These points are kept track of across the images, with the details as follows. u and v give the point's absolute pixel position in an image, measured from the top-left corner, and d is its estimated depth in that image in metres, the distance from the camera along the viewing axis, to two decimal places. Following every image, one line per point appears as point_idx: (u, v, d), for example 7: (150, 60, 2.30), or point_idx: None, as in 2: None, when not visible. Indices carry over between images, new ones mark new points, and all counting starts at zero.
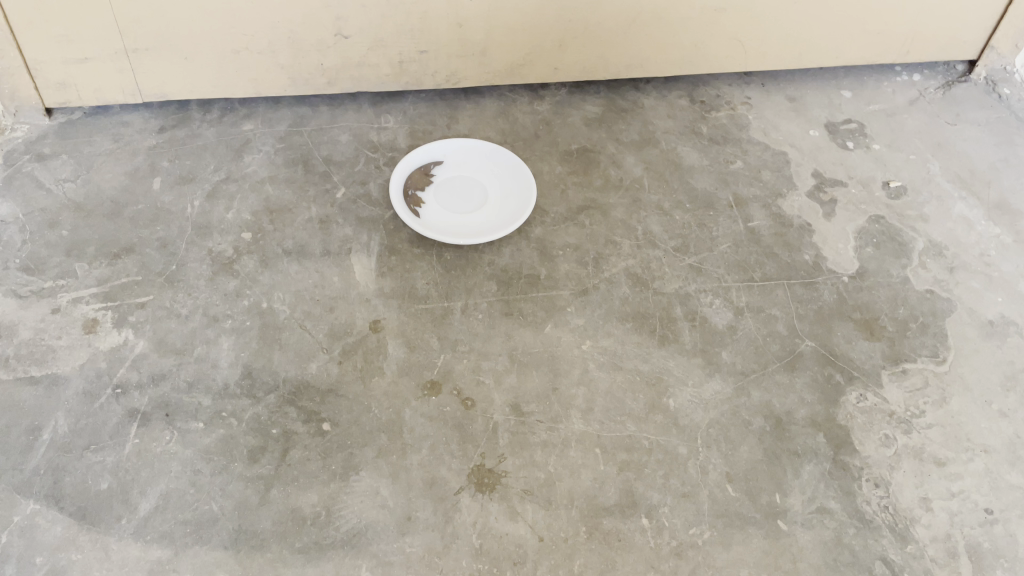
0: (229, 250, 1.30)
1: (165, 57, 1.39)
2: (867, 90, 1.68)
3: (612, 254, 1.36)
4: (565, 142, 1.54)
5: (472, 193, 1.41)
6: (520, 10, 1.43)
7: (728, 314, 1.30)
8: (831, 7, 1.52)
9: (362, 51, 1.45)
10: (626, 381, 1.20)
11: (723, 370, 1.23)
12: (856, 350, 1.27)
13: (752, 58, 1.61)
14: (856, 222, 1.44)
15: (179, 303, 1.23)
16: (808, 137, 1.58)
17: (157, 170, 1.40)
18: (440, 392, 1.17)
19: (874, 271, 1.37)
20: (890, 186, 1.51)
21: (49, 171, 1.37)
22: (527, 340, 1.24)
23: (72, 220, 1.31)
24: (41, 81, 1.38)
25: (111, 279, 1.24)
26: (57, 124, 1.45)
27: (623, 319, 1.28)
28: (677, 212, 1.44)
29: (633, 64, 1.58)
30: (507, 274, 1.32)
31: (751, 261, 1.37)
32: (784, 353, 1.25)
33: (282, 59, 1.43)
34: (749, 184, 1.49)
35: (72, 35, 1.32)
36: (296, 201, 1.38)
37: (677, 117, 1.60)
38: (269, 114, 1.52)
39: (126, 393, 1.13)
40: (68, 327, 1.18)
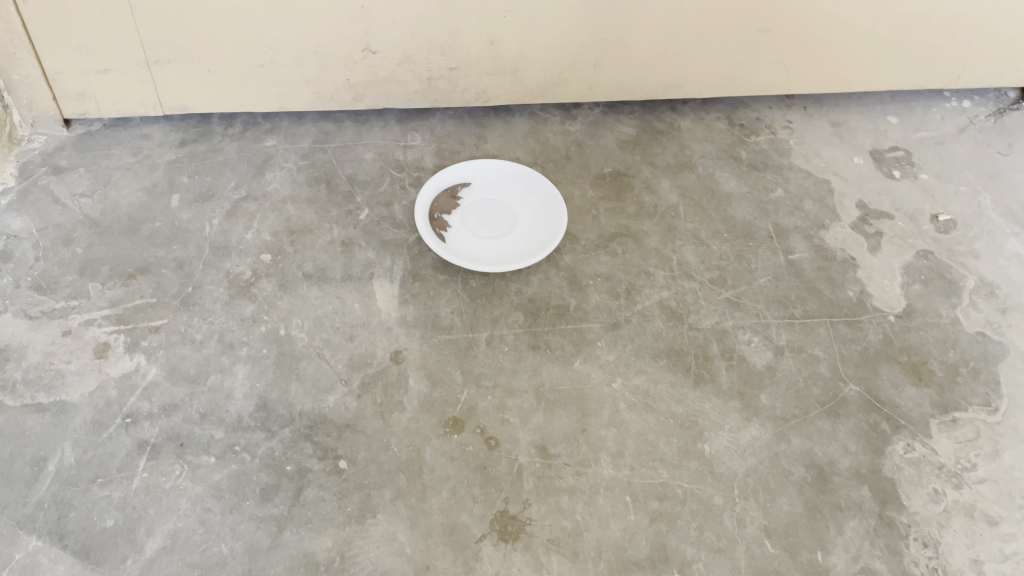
0: (247, 272, 1.25)
1: (187, 70, 1.35)
2: (914, 116, 1.61)
3: (645, 285, 1.30)
4: (597, 164, 1.48)
5: (500, 218, 1.35)
6: (556, 28, 1.37)
7: (767, 353, 1.23)
8: (880, 31, 1.46)
9: (390, 67, 1.40)
10: (659, 424, 1.14)
11: (762, 414, 1.16)
12: (903, 397, 1.20)
13: (795, 81, 1.54)
14: (903, 257, 1.37)
15: (193, 327, 1.18)
16: (852, 165, 1.51)
17: (176, 186, 1.35)
18: (463, 430, 1.11)
19: (921, 310, 1.30)
20: (939, 220, 1.43)
21: (66, 184, 1.33)
22: (555, 375, 1.18)
23: (87, 237, 1.26)
24: (60, 91, 1.35)
25: (124, 301, 1.20)
26: (75, 136, 1.41)
27: (657, 356, 1.21)
28: (715, 241, 1.37)
29: (670, 84, 1.52)
30: (535, 304, 1.26)
31: (792, 296, 1.31)
32: (827, 397, 1.19)
33: (307, 73, 1.39)
34: (790, 213, 1.42)
35: (93, 46, 1.28)
36: (318, 222, 1.33)
37: (714, 141, 1.53)
38: (292, 130, 1.47)
39: (136, 423, 1.08)
40: (78, 351, 1.14)
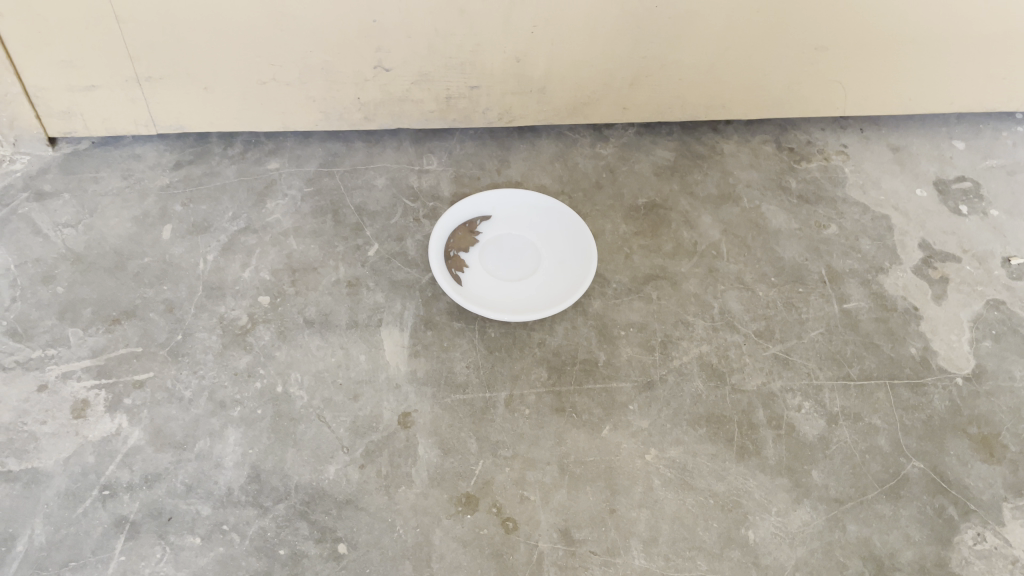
0: (243, 317, 1.13)
1: (182, 88, 1.22)
2: (982, 141, 1.45)
3: (683, 337, 1.17)
4: (631, 194, 1.34)
5: (522, 259, 1.22)
6: (588, 46, 1.23)
7: (819, 422, 1.10)
8: (951, 49, 1.30)
9: (405, 84, 1.27)
10: (697, 505, 1.02)
11: (813, 495, 1.04)
12: (972, 476, 1.07)
13: (852, 102, 1.39)
14: (972, 308, 1.23)
15: (182, 383, 1.07)
16: (914, 197, 1.37)
17: (169, 216, 1.23)
18: (477, 509, 1.00)
19: (993, 371, 1.17)
20: (1011, 264, 1.29)
21: (49, 213, 1.22)
22: (581, 445, 1.06)
23: (69, 274, 1.15)
24: (44, 109, 1.23)
25: (107, 351, 1.08)
26: (62, 156, 1.29)
27: (696, 423, 1.09)
28: (761, 286, 1.24)
29: (714, 105, 1.38)
30: (560, 358, 1.14)
31: (848, 353, 1.17)
32: (886, 476, 1.06)
33: (314, 91, 1.26)
34: (845, 255, 1.28)
35: (77, 62, 1.16)
36: (323, 259, 1.21)
37: (761, 168, 1.39)
38: (297, 150, 1.34)
39: (115, 496, 0.98)
40: (55, 410, 1.03)
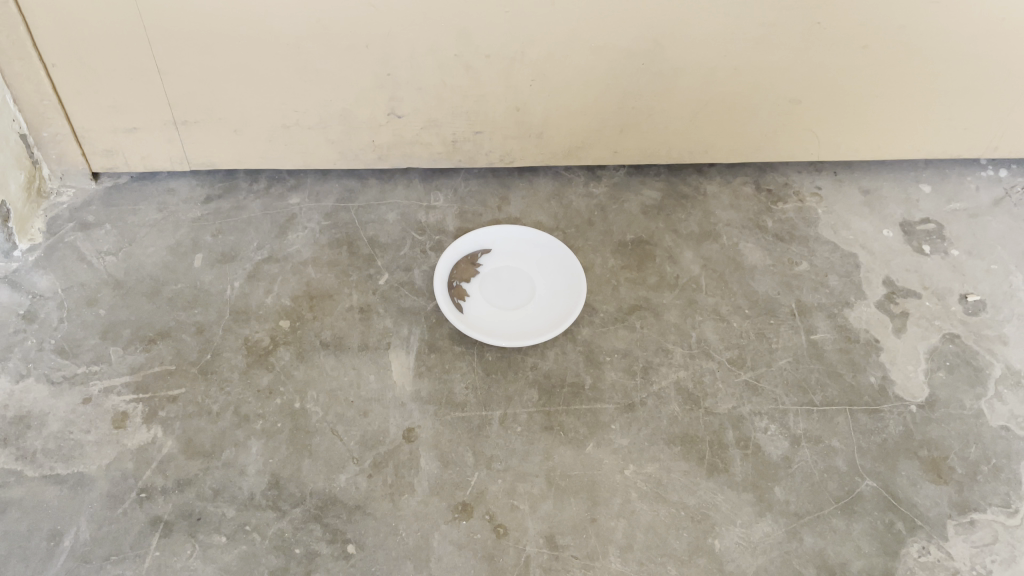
0: (266, 339, 1.26)
1: (214, 131, 1.35)
2: (947, 186, 1.57)
3: (663, 363, 1.29)
4: (620, 230, 1.46)
5: (519, 288, 1.34)
6: (581, 97, 1.36)
7: (783, 443, 1.22)
8: (914, 103, 1.42)
9: (415, 129, 1.40)
10: (670, 516, 1.14)
11: (775, 509, 1.15)
12: (921, 495, 1.18)
13: (826, 149, 1.51)
14: (929, 341, 1.35)
15: (211, 398, 1.19)
16: (881, 237, 1.49)
17: (199, 246, 1.36)
18: (472, 515, 1.12)
19: (945, 400, 1.28)
20: (968, 300, 1.40)
21: (92, 242, 1.35)
22: (567, 460, 1.18)
23: (110, 298, 1.28)
24: (90, 148, 1.36)
25: (144, 368, 1.21)
26: (103, 189, 1.43)
27: (671, 442, 1.20)
28: (736, 318, 1.36)
29: (698, 150, 1.50)
30: (550, 381, 1.26)
31: (812, 380, 1.29)
32: (842, 493, 1.17)
33: (333, 134, 1.39)
34: (814, 290, 1.40)
35: (120, 106, 1.29)
36: (338, 287, 1.34)
37: (740, 208, 1.51)
38: (316, 187, 1.48)
39: (151, 498, 1.10)
40: (98, 420, 1.16)
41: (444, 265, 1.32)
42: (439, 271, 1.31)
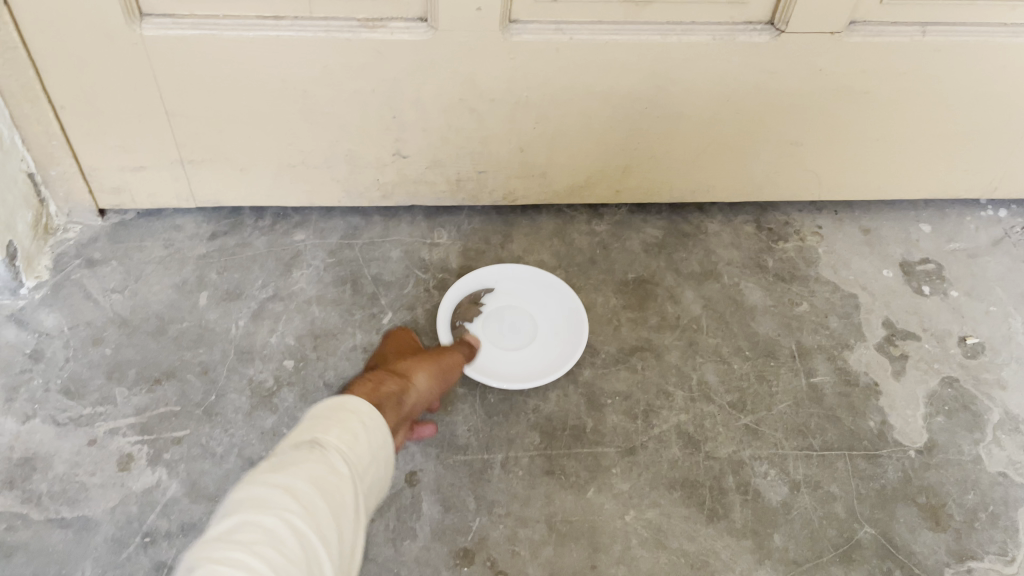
0: (269, 380, 1.27)
1: (220, 170, 1.36)
2: (947, 226, 1.59)
3: (664, 406, 1.30)
4: (622, 269, 1.47)
5: (522, 328, 1.36)
6: (584, 138, 1.37)
7: (783, 488, 1.23)
8: (915, 145, 1.43)
9: (420, 169, 1.41)
10: (669, 562, 1.15)
11: (774, 556, 1.16)
12: (919, 542, 1.19)
13: (827, 189, 1.52)
14: (928, 384, 1.36)
15: (215, 440, 1.20)
16: (881, 278, 1.50)
17: (205, 283, 1.37)
18: (473, 561, 1.13)
19: (943, 445, 1.29)
20: (967, 343, 1.41)
21: (98, 279, 1.36)
22: (568, 505, 1.19)
23: (116, 337, 1.29)
24: (97, 185, 1.37)
25: (149, 409, 1.22)
26: (109, 225, 1.44)
27: (671, 488, 1.21)
28: (736, 360, 1.37)
29: (700, 189, 1.51)
30: (551, 424, 1.27)
31: (812, 424, 1.30)
32: (841, 540, 1.18)
33: (339, 173, 1.40)
34: (814, 331, 1.41)
35: (128, 146, 1.30)
36: (342, 326, 1.35)
37: (741, 247, 1.53)
38: (321, 223, 1.49)
39: (155, 543, 1.11)
40: (103, 463, 1.17)
41: (449, 302, 1.33)
42: (444, 308, 1.32)
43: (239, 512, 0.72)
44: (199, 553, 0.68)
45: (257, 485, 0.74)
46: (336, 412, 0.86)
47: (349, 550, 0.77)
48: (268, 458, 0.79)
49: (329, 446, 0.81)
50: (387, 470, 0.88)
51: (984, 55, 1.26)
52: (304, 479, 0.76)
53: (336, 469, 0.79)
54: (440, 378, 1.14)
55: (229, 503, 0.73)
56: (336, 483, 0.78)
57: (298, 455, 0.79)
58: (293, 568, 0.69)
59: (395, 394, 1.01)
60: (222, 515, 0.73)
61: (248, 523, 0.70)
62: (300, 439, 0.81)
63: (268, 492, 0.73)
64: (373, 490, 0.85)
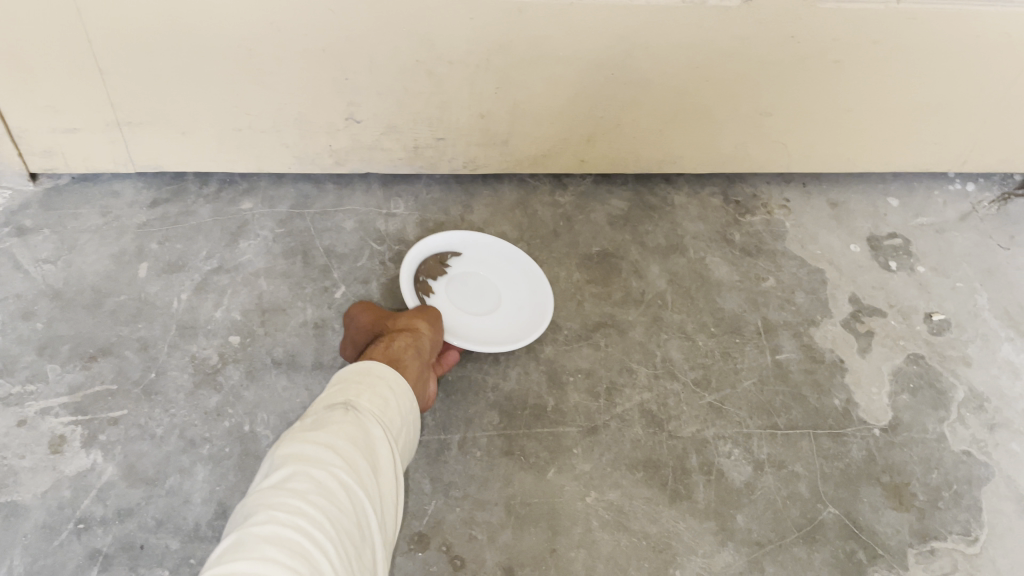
0: (214, 356, 1.21)
1: (160, 133, 1.28)
2: (915, 199, 1.57)
3: (626, 384, 1.26)
4: (586, 243, 1.42)
5: (484, 298, 1.29)
6: (548, 105, 1.31)
7: (746, 468, 1.20)
8: (886, 117, 1.40)
9: (374, 135, 1.34)
10: (630, 545, 1.11)
11: (737, 538, 1.14)
12: (882, 522, 1.17)
13: (795, 161, 1.48)
14: (893, 361, 1.34)
15: (155, 421, 1.14)
16: (848, 253, 1.47)
17: (145, 254, 1.30)
18: (428, 546, 1.08)
19: (908, 423, 1.27)
20: (933, 320, 1.39)
21: (28, 248, 1.27)
22: (527, 487, 1.15)
23: (48, 310, 1.21)
24: (26, 148, 1.27)
25: (83, 387, 1.15)
26: (41, 190, 1.35)
27: (633, 468, 1.18)
28: (701, 336, 1.33)
29: (666, 160, 1.46)
30: (511, 403, 1.22)
31: (776, 403, 1.27)
32: (804, 521, 1.16)
33: (288, 139, 1.32)
34: (781, 307, 1.38)
35: (59, 106, 1.21)
36: (291, 300, 1.28)
37: (708, 220, 1.49)
38: (270, 191, 1.41)
39: (90, 530, 1.04)
40: (33, 445, 1.09)
41: (420, 250, 1.26)
42: (414, 253, 1.24)
43: (290, 464, 0.74)
44: (257, 500, 0.70)
45: (303, 441, 0.77)
46: (363, 377, 0.89)
47: (384, 503, 0.81)
48: (304, 420, 0.82)
49: (363, 410, 0.84)
50: (413, 429, 0.93)
51: (958, 24, 1.22)
52: (345, 436, 0.79)
53: (371, 431, 0.83)
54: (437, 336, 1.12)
55: (278, 457, 0.75)
56: (374, 441, 0.82)
57: (335, 415, 0.82)
58: (344, 519, 0.72)
59: (410, 348, 1.03)
60: (269, 471, 0.74)
61: (299, 474, 0.72)
62: (334, 401, 0.84)
63: (314, 451, 0.76)
64: (404, 452, 0.89)
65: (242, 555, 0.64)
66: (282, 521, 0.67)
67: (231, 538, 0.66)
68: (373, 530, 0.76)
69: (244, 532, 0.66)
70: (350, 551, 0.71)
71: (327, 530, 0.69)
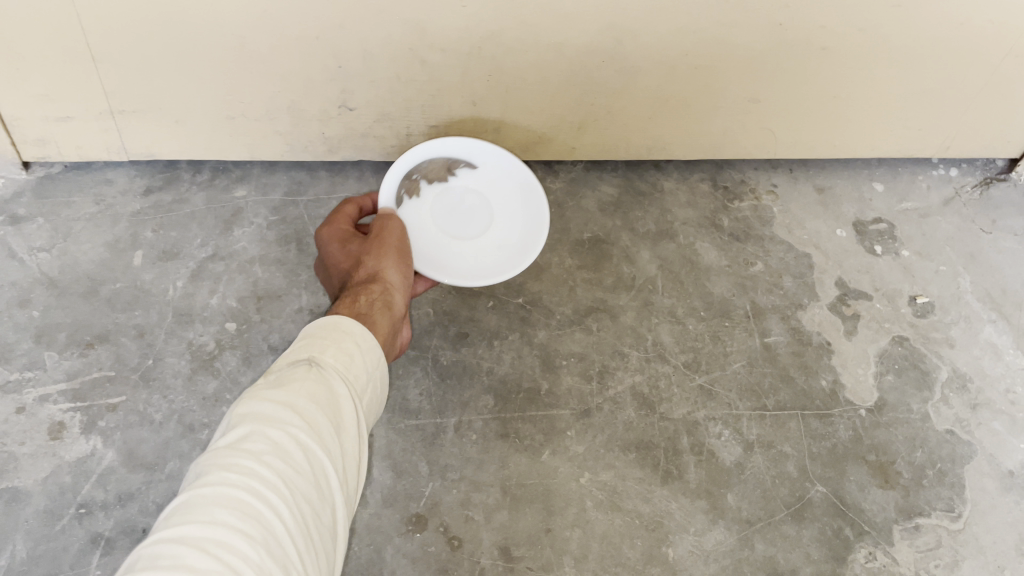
0: (211, 343, 1.22)
1: (154, 121, 1.28)
2: (900, 184, 1.59)
3: (618, 367, 1.28)
4: (577, 229, 1.44)
5: (475, 218, 1.20)
6: (540, 92, 1.33)
7: (736, 449, 1.22)
8: (871, 103, 1.42)
9: (367, 122, 1.35)
10: (624, 524, 1.14)
11: (727, 516, 1.16)
12: (869, 500, 1.20)
13: (783, 148, 1.50)
14: (878, 343, 1.36)
15: (153, 407, 1.15)
16: (835, 238, 1.50)
17: (139, 242, 1.30)
18: (425, 528, 1.11)
19: (893, 403, 1.30)
20: (917, 303, 1.42)
21: (23, 237, 1.28)
22: (522, 469, 1.17)
23: (44, 298, 1.22)
24: (19, 137, 1.28)
25: (81, 374, 1.16)
26: (34, 179, 1.35)
27: (626, 449, 1.20)
28: (691, 320, 1.35)
29: (656, 147, 1.48)
30: (505, 387, 1.24)
31: (765, 384, 1.30)
32: (793, 499, 1.19)
33: (281, 127, 1.33)
34: (769, 291, 1.40)
35: (52, 95, 1.21)
36: (287, 287, 1.29)
37: (697, 206, 1.51)
38: (263, 178, 1.42)
39: (91, 514, 1.06)
40: (33, 431, 1.11)
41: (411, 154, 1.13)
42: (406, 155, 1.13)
43: (247, 424, 0.72)
44: (211, 461, 0.69)
45: (262, 399, 0.74)
46: (330, 331, 0.84)
47: (349, 461, 0.78)
48: (266, 375, 0.79)
49: (329, 366, 0.80)
50: (382, 385, 0.88)
51: (941, 13, 1.24)
52: (306, 395, 0.75)
53: (336, 388, 0.79)
54: (406, 258, 1.06)
55: (235, 416, 0.73)
56: (340, 397, 0.78)
57: (297, 372, 0.78)
58: (300, 482, 0.70)
59: (379, 300, 0.96)
60: (227, 429, 0.73)
61: (254, 435, 0.70)
62: (298, 354, 0.80)
63: (270, 412, 0.73)
64: (374, 404, 0.85)
65: (188, 520, 0.63)
66: (231, 485, 0.66)
67: (182, 501, 0.65)
68: (334, 491, 0.74)
69: (193, 495, 0.65)
70: (306, 517, 0.69)
71: (280, 493, 0.68)
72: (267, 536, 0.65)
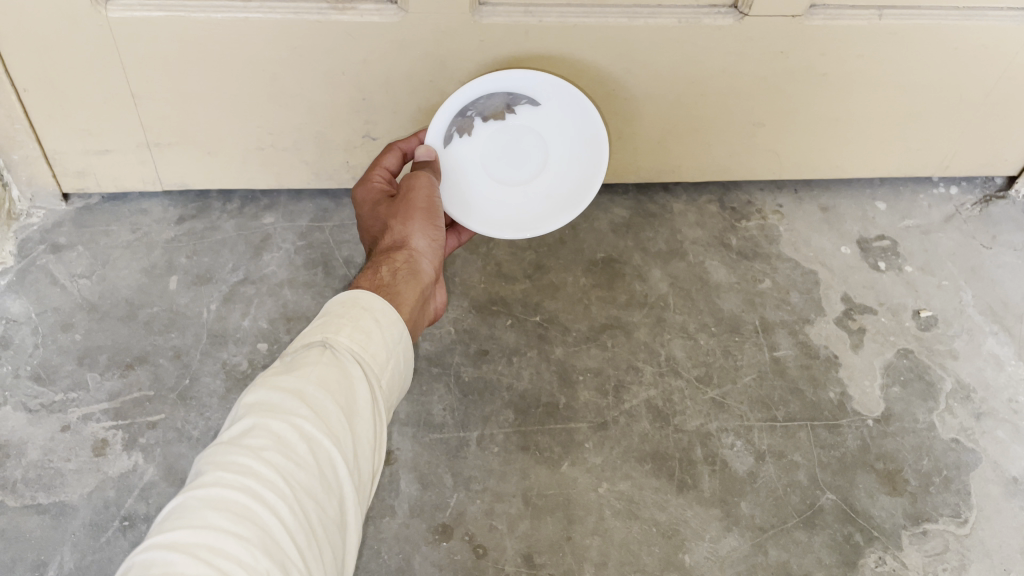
0: (244, 363, 1.28)
1: (187, 152, 1.35)
2: (901, 203, 1.65)
3: (633, 381, 1.33)
4: (590, 249, 1.50)
5: (523, 160, 1.21)
6: None
7: (748, 458, 1.27)
8: (871, 125, 1.48)
9: None
10: (642, 532, 1.18)
11: (741, 524, 1.21)
12: (877, 507, 1.25)
13: (788, 169, 1.56)
14: (884, 356, 1.41)
15: (191, 424, 1.20)
16: (839, 255, 1.55)
17: (174, 268, 1.37)
18: (451, 537, 1.16)
19: (899, 413, 1.35)
20: (921, 316, 1.47)
21: (64, 264, 1.35)
22: (543, 479, 1.22)
23: (85, 322, 1.28)
24: (61, 169, 1.35)
25: (122, 394, 1.22)
26: (74, 210, 1.42)
27: (642, 460, 1.25)
28: (702, 336, 1.41)
29: (665, 170, 1.54)
30: (525, 401, 1.29)
31: (775, 397, 1.35)
32: (804, 507, 1.23)
33: (308, 156, 1.40)
34: (777, 307, 1.46)
35: (93, 129, 1.28)
36: (314, 309, 1.35)
37: (706, 226, 1.57)
38: (290, 206, 1.49)
39: (134, 526, 1.11)
40: (78, 448, 1.17)
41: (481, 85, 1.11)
42: (480, 78, 1.11)
43: (253, 416, 0.72)
44: (215, 455, 0.70)
45: (271, 388, 0.75)
46: (347, 309, 0.83)
47: (361, 448, 0.78)
48: (280, 361, 0.80)
49: (343, 348, 0.80)
50: (406, 360, 0.87)
51: (936, 38, 1.31)
52: (315, 382, 0.76)
53: (348, 373, 0.79)
54: (435, 218, 1.05)
55: (244, 407, 0.74)
56: (352, 383, 0.78)
57: (310, 357, 0.78)
58: (302, 475, 0.70)
59: (403, 268, 0.97)
60: (236, 420, 0.74)
61: (258, 428, 0.71)
62: (312, 338, 0.80)
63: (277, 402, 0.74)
64: (395, 382, 0.84)
65: (185, 519, 0.64)
66: (231, 482, 0.67)
67: (181, 499, 0.66)
68: (342, 481, 0.74)
69: (194, 492, 0.66)
70: (308, 512, 0.70)
71: (280, 490, 0.68)
72: (262, 534, 0.65)
